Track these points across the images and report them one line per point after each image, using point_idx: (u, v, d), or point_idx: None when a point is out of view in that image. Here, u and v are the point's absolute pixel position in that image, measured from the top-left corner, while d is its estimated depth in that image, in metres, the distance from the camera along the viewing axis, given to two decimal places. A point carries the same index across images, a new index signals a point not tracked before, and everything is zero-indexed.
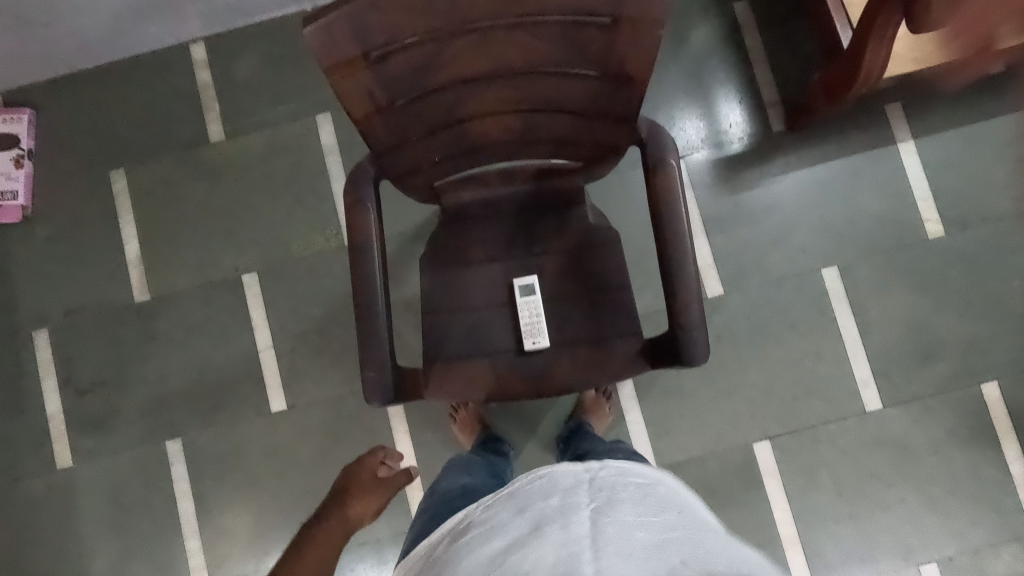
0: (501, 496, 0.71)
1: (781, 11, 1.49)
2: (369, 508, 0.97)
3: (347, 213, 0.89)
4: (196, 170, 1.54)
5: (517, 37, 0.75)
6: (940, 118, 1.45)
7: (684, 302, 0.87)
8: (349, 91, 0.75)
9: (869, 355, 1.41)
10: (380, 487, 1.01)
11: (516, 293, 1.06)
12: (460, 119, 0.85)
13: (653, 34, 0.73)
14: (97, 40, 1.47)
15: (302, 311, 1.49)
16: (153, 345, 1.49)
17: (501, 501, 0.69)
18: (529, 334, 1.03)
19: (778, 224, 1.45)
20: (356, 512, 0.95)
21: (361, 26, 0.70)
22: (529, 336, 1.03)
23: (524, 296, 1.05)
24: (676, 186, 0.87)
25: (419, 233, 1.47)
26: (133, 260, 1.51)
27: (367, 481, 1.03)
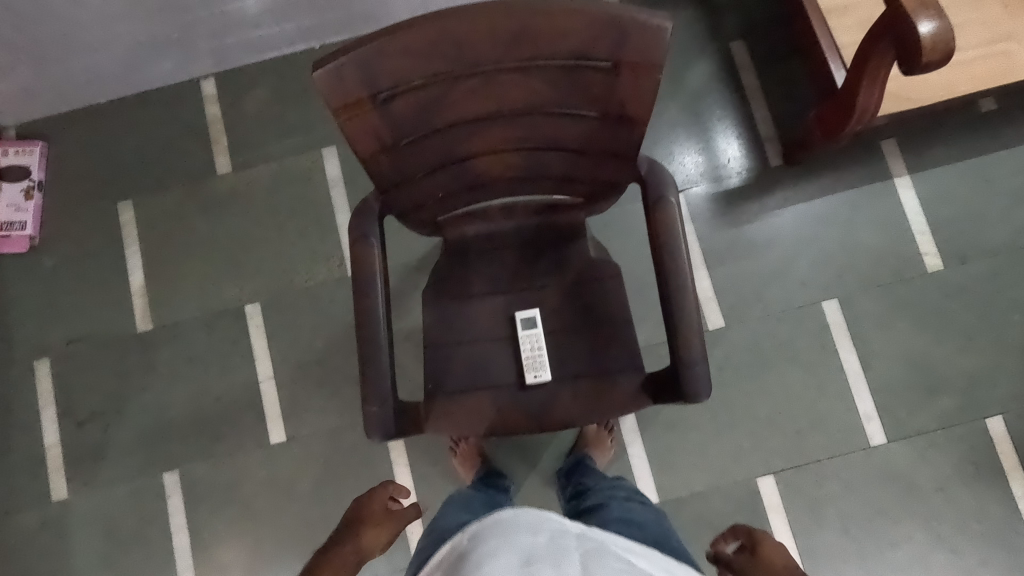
0: (488, 525, 0.70)
1: (776, 49, 1.53)
2: (376, 541, 0.91)
3: (352, 247, 0.91)
4: (203, 201, 1.56)
5: (520, 80, 0.77)
6: (935, 153, 1.48)
7: (686, 338, 0.87)
8: (356, 131, 0.77)
9: (872, 388, 1.40)
10: (391, 518, 0.96)
11: (517, 325, 1.06)
12: (463, 157, 0.87)
13: (652, 78, 0.76)
14: (111, 76, 1.51)
15: (304, 342, 1.49)
16: (153, 375, 1.49)
17: (489, 530, 0.68)
18: (531, 368, 1.04)
19: (778, 257, 1.47)
20: (365, 542, 0.90)
21: (370, 70, 0.72)
22: (530, 369, 1.04)
23: (525, 329, 1.06)
24: (675, 222, 0.88)
25: (421, 264, 1.48)
26: (137, 290, 1.52)
27: (374, 515, 0.95)
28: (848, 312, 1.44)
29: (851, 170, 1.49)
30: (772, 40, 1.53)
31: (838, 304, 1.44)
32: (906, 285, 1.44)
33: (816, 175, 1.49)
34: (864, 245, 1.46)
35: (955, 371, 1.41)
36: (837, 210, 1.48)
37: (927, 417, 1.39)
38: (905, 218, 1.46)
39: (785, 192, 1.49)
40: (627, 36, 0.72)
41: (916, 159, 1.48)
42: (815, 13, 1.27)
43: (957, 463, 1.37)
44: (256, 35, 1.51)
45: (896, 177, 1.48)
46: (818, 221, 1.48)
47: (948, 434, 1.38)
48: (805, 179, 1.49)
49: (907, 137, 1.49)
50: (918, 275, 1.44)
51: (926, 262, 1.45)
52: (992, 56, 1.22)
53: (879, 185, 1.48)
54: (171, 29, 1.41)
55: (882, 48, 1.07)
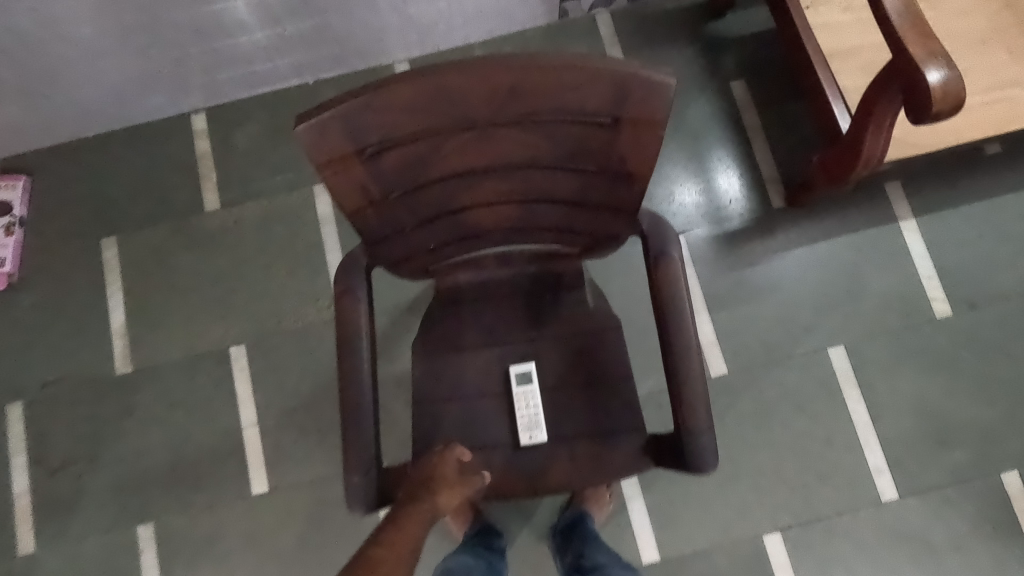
0: None
1: (777, 90, 1.51)
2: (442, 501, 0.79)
3: (336, 302, 0.85)
4: (190, 239, 1.51)
5: (515, 134, 0.73)
6: (941, 195, 1.44)
7: (690, 405, 0.82)
8: (341, 186, 0.73)
9: (882, 440, 1.35)
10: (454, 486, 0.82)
11: (512, 381, 1.01)
12: (455, 209, 0.83)
13: (655, 134, 0.72)
14: (99, 111, 1.47)
15: (289, 387, 1.43)
16: (131, 420, 1.43)
17: None
18: (525, 428, 0.99)
19: (782, 301, 1.42)
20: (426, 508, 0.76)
21: (356, 125, 0.68)
22: (525, 430, 0.99)
23: (520, 385, 1.01)
24: (678, 279, 0.84)
25: (413, 305, 1.43)
26: (117, 331, 1.47)
27: (441, 483, 0.81)
28: (855, 359, 1.39)
29: (855, 212, 1.45)
30: (772, 80, 1.51)
31: (844, 351, 1.39)
32: (914, 331, 1.40)
33: (819, 218, 1.45)
34: (870, 289, 1.42)
35: (967, 422, 1.35)
36: (841, 253, 1.44)
37: (940, 471, 1.33)
38: (912, 262, 1.42)
39: (787, 234, 1.45)
40: (630, 92, 0.68)
41: (922, 201, 1.44)
42: (817, 57, 1.24)
43: (973, 520, 1.31)
44: (249, 70, 1.48)
45: (901, 219, 1.44)
46: (822, 264, 1.43)
47: (961, 489, 1.32)
48: (809, 221, 1.45)
49: (912, 179, 1.45)
50: (926, 322, 1.40)
51: (934, 308, 1.40)
52: (999, 102, 1.20)
53: (883, 228, 1.44)
54: (162, 64, 1.39)
55: (889, 96, 1.04)
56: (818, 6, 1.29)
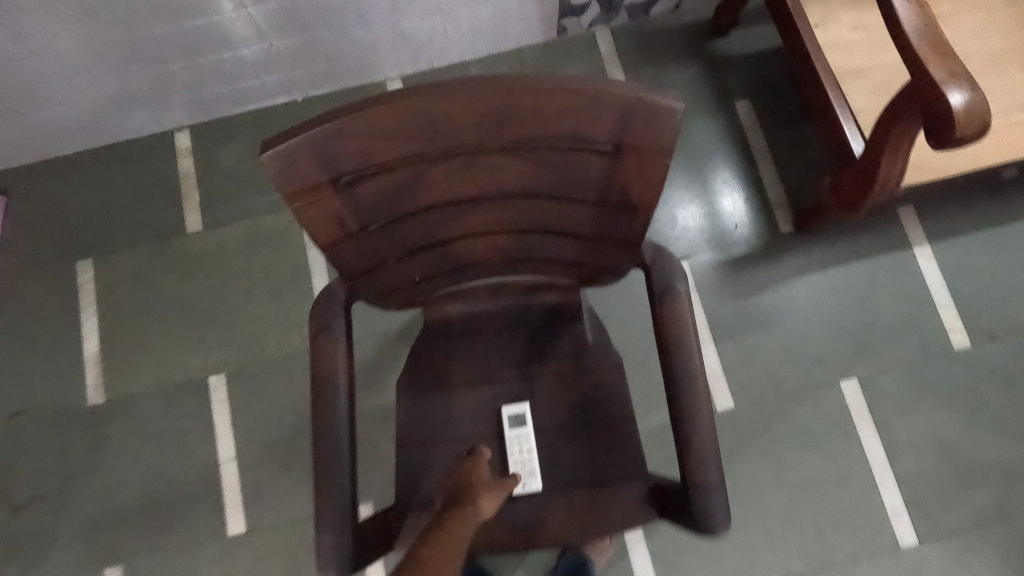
0: None
1: (784, 110, 1.45)
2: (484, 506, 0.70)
3: (311, 340, 0.78)
4: (170, 261, 1.44)
5: (506, 161, 0.67)
6: (957, 221, 1.38)
7: (698, 457, 0.74)
8: (314, 218, 0.66)
9: (899, 480, 1.27)
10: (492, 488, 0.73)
11: (504, 423, 0.94)
12: (442, 241, 0.76)
13: (660, 163, 0.65)
14: (77, 128, 1.41)
15: (271, 419, 1.35)
16: (103, 454, 1.35)
17: None
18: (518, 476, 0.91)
19: (791, 331, 1.35)
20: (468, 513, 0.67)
21: (328, 153, 0.61)
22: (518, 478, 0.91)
23: (513, 428, 0.93)
24: (686, 318, 0.76)
25: (403, 333, 1.36)
26: (90, 358, 1.39)
27: (479, 486, 0.72)
28: (870, 393, 1.31)
29: (867, 238, 1.38)
30: (779, 100, 1.46)
31: (858, 385, 1.32)
32: (931, 364, 1.32)
33: (829, 243, 1.39)
34: (884, 319, 1.35)
35: (989, 462, 1.27)
36: (853, 280, 1.37)
37: (962, 514, 1.25)
38: (927, 291, 1.35)
39: (796, 261, 1.38)
40: (632, 117, 0.61)
41: (937, 226, 1.38)
42: (827, 76, 1.18)
43: (998, 567, 1.23)
44: (235, 87, 1.42)
45: (916, 246, 1.37)
46: (833, 293, 1.37)
47: (985, 534, 1.24)
48: (818, 247, 1.39)
49: (926, 203, 1.39)
50: (943, 354, 1.33)
51: (952, 339, 1.33)
52: (1020, 125, 1.13)
53: (897, 255, 1.37)
54: (143, 80, 1.33)
55: (907, 119, 0.98)
56: (826, 24, 1.24)
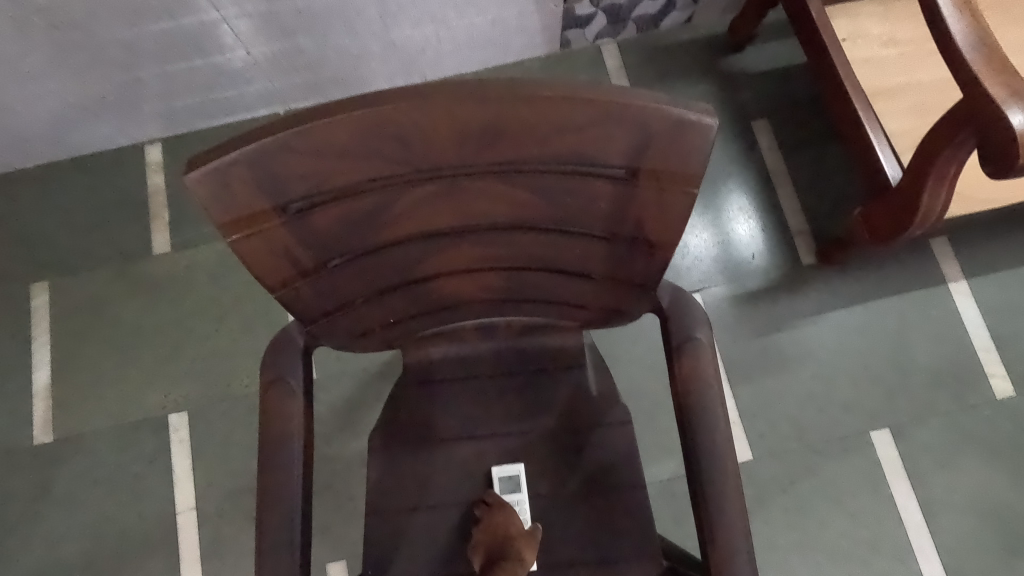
0: None
1: (805, 132, 1.34)
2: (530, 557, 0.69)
3: (261, 394, 0.65)
4: (134, 285, 1.32)
5: (495, 188, 0.55)
6: (996, 255, 1.26)
7: (726, 551, 0.60)
8: (259, 252, 0.54)
9: (939, 546, 1.13)
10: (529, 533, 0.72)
11: (495, 486, 0.80)
12: (420, 278, 0.64)
13: (684, 192, 0.53)
14: (37, 139, 1.30)
15: (237, 463, 1.22)
16: (48, 500, 1.21)
17: None
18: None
19: (815, 373, 1.22)
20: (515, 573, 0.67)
21: (272, 175, 0.49)
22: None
23: (506, 493, 0.80)
24: (710, 377, 0.64)
25: (385, 370, 1.23)
26: (40, 392, 1.26)
27: (519, 538, 0.70)
28: (903, 446, 1.18)
29: (898, 272, 1.26)
30: (799, 121, 1.34)
31: (890, 436, 1.19)
32: (971, 414, 1.19)
33: (856, 277, 1.27)
34: (919, 362, 1.22)
35: None
36: (884, 318, 1.24)
37: None
38: (965, 332, 1.23)
39: (820, 295, 1.26)
40: (652, 136, 0.49)
41: (974, 260, 1.26)
42: (858, 94, 1.07)
43: None
44: (210, 98, 1.31)
45: (951, 281, 1.25)
46: (861, 331, 1.24)
47: None
48: (844, 280, 1.26)
49: (961, 235, 1.27)
50: (985, 403, 1.19)
51: (994, 386, 1.20)
52: None
53: (931, 291, 1.25)
54: (107, 88, 1.22)
55: (958, 141, 0.86)
56: (855, 38, 1.13)
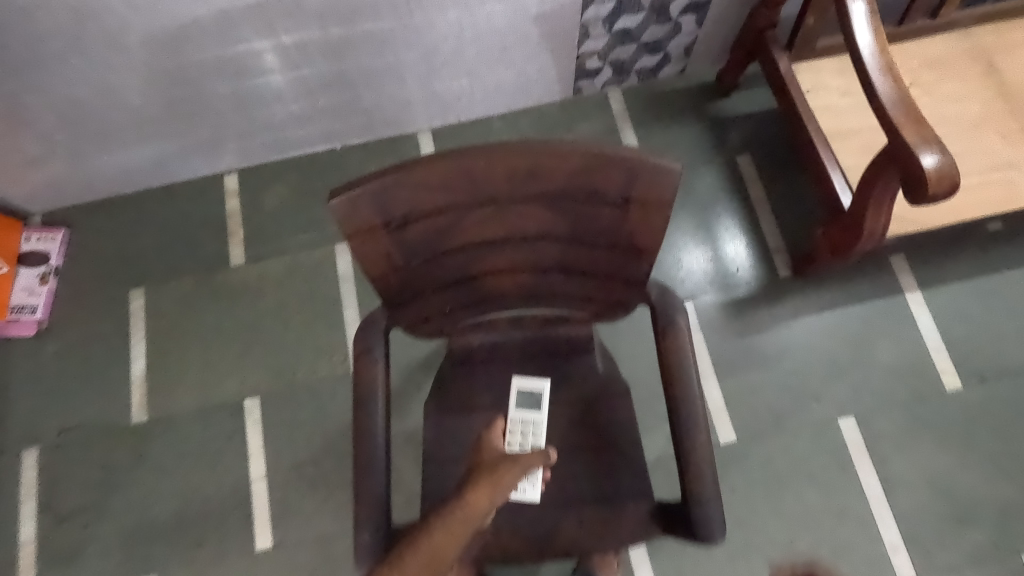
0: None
1: (781, 165, 1.58)
2: (501, 486, 0.72)
3: (354, 361, 0.88)
4: (214, 292, 1.57)
5: (531, 210, 0.79)
6: (946, 270, 1.48)
7: (697, 473, 0.82)
8: (368, 254, 0.78)
9: (896, 515, 1.33)
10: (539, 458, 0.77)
11: (514, 397, 1.05)
12: (473, 276, 0.88)
13: (662, 214, 0.77)
14: (140, 169, 1.57)
15: (301, 440, 1.45)
16: (143, 469, 1.44)
17: None
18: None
19: (790, 369, 1.43)
20: (469, 506, 0.70)
21: (385, 201, 0.74)
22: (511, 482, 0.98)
23: (523, 406, 1.04)
24: (686, 349, 0.86)
25: (426, 363, 1.46)
26: (136, 379, 1.50)
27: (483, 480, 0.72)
28: (866, 431, 1.38)
29: (862, 283, 1.48)
30: (776, 156, 1.59)
31: (855, 422, 1.39)
32: (926, 404, 1.39)
33: (824, 288, 1.49)
34: (879, 360, 1.43)
35: (983, 501, 1.33)
36: (849, 322, 1.46)
37: (958, 551, 1.30)
38: (920, 335, 1.44)
39: (794, 303, 1.48)
40: (639, 176, 0.73)
41: (927, 274, 1.48)
42: (819, 137, 1.31)
43: None
44: (281, 136, 1.58)
45: (907, 291, 1.47)
46: (830, 333, 1.45)
47: (979, 571, 1.29)
48: (814, 290, 1.48)
49: (916, 253, 1.49)
50: (936, 395, 1.40)
51: (944, 380, 1.40)
52: (993, 183, 1.26)
53: (891, 300, 1.46)
54: (201, 130, 1.49)
55: (886, 177, 1.09)
56: (818, 89, 1.38)
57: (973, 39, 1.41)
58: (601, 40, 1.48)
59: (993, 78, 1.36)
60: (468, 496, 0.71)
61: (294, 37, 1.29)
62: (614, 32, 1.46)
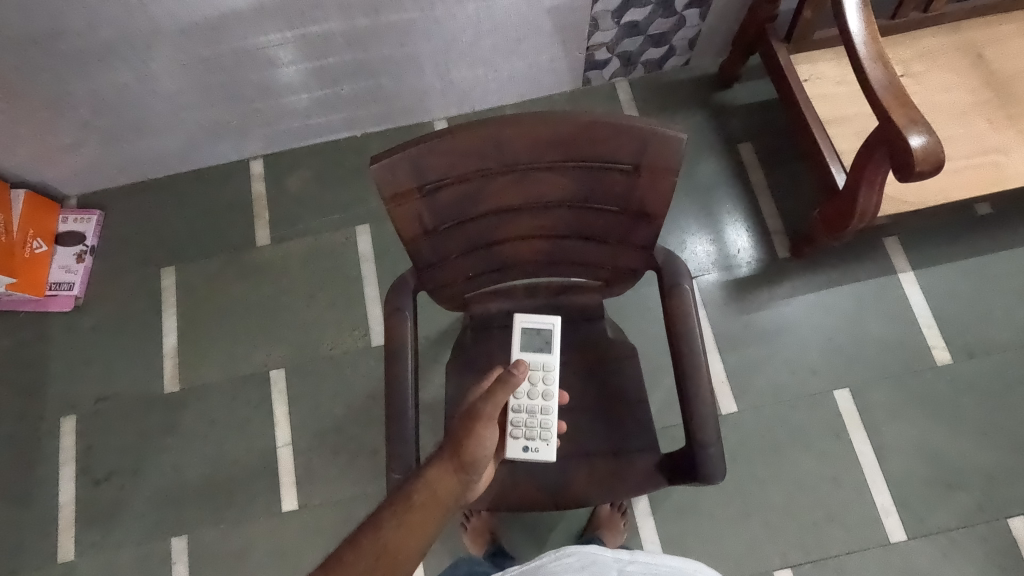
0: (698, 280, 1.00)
1: (780, 152, 1.66)
2: (473, 454, 0.63)
3: (386, 319, 0.96)
4: (241, 270, 1.65)
5: (550, 177, 0.87)
6: (937, 252, 1.55)
7: (700, 419, 0.90)
8: (403, 216, 0.86)
9: (888, 481, 1.40)
10: (502, 384, 0.65)
11: (519, 338, 0.96)
12: (495, 242, 0.96)
13: (669, 181, 0.85)
14: (171, 154, 1.66)
15: (324, 410, 1.53)
16: (175, 436, 1.53)
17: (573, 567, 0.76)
18: (523, 431, 0.89)
19: (788, 344, 1.51)
20: (435, 485, 0.61)
21: (420, 167, 0.82)
22: (522, 437, 0.89)
23: (534, 347, 0.95)
24: (690, 308, 0.94)
25: (443, 337, 1.54)
26: (169, 352, 1.59)
27: (454, 453, 0.64)
28: (860, 401, 1.46)
29: (857, 264, 1.56)
30: (776, 144, 1.66)
31: (849, 393, 1.47)
32: (916, 377, 1.47)
33: (822, 268, 1.56)
34: (873, 336, 1.50)
35: (971, 468, 1.41)
36: (846, 300, 1.53)
37: (947, 515, 1.37)
38: (912, 313, 1.51)
39: (793, 283, 1.56)
40: (648, 143, 0.82)
41: (918, 255, 1.55)
42: (815, 123, 1.38)
43: (981, 564, 1.34)
44: (305, 123, 1.66)
45: (900, 271, 1.54)
46: (827, 311, 1.53)
47: (967, 533, 1.36)
48: (812, 271, 1.56)
49: (908, 236, 1.57)
50: (927, 369, 1.48)
51: (934, 355, 1.48)
52: (981, 166, 1.33)
53: (884, 280, 1.54)
54: (231, 116, 1.58)
55: (877, 158, 1.17)
56: (815, 79, 1.46)
57: (963, 31, 1.48)
58: (610, 32, 1.56)
59: (982, 68, 1.44)
60: (432, 476, 0.62)
61: (324, 27, 1.37)
62: (622, 25, 1.54)
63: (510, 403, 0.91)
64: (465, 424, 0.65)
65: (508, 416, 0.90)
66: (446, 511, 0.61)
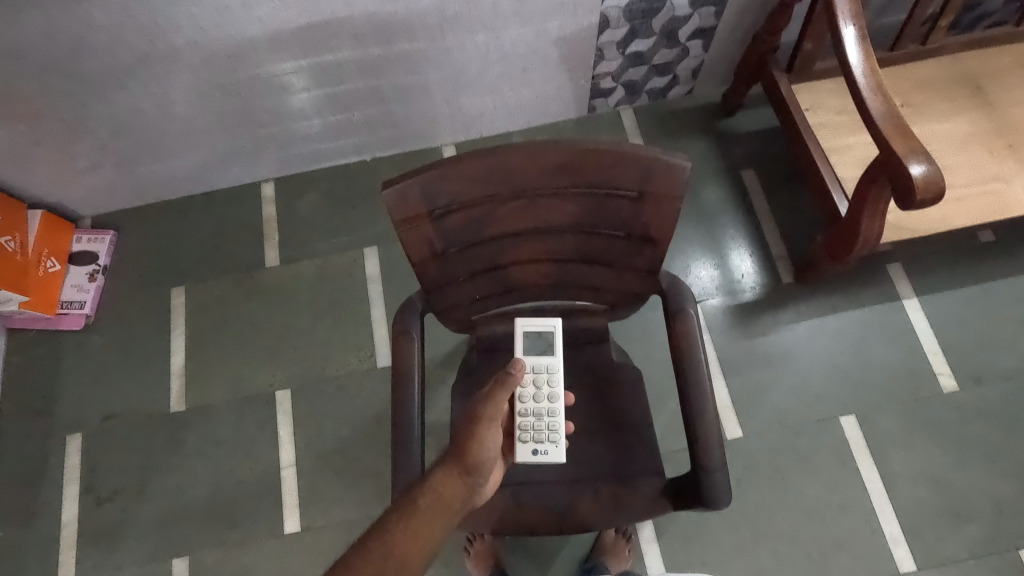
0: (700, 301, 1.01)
1: (783, 179, 1.68)
2: (476, 457, 0.65)
3: (394, 340, 0.96)
4: (250, 291, 1.67)
5: (556, 202, 0.89)
6: (942, 278, 1.56)
7: (706, 444, 0.90)
8: (412, 239, 0.88)
9: (897, 510, 1.39)
10: (501, 386, 0.70)
11: (521, 342, 0.95)
12: (502, 265, 0.97)
13: (673, 207, 0.87)
14: (186, 176, 1.70)
15: (329, 431, 1.53)
16: (180, 455, 1.53)
17: None
18: (531, 434, 0.89)
19: (793, 369, 1.51)
20: (440, 489, 0.62)
21: (431, 191, 0.84)
22: (532, 440, 0.88)
23: (537, 355, 0.94)
24: (695, 333, 0.94)
25: (448, 358, 1.55)
26: (176, 371, 1.60)
27: (457, 457, 0.65)
28: (866, 429, 1.45)
29: (862, 290, 1.56)
30: (778, 171, 1.69)
31: (855, 420, 1.46)
32: (923, 404, 1.47)
33: (826, 294, 1.57)
34: (879, 362, 1.50)
35: (981, 497, 1.39)
36: (850, 326, 1.54)
37: (958, 544, 1.36)
38: (918, 339, 1.51)
39: (797, 308, 1.56)
40: (653, 172, 0.84)
41: (923, 281, 1.56)
42: (817, 151, 1.41)
43: None
44: (317, 147, 1.70)
45: (904, 298, 1.55)
46: (831, 337, 1.53)
47: (979, 564, 1.34)
48: (817, 296, 1.57)
49: (912, 262, 1.58)
50: (933, 396, 1.47)
51: (941, 381, 1.48)
52: (983, 194, 1.35)
53: (888, 306, 1.55)
54: (245, 140, 1.62)
55: (878, 183, 1.19)
56: (816, 108, 1.49)
57: (962, 63, 1.51)
58: (614, 62, 1.60)
59: (981, 99, 1.46)
60: (436, 479, 0.63)
61: (337, 55, 1.41)
62: (627, 55, 1.58)
63: (517, 407, 0.90)
64: (467, 427, 0.67)
65: (516, 420, 0.90)
66: (451, 515, 0.61)
